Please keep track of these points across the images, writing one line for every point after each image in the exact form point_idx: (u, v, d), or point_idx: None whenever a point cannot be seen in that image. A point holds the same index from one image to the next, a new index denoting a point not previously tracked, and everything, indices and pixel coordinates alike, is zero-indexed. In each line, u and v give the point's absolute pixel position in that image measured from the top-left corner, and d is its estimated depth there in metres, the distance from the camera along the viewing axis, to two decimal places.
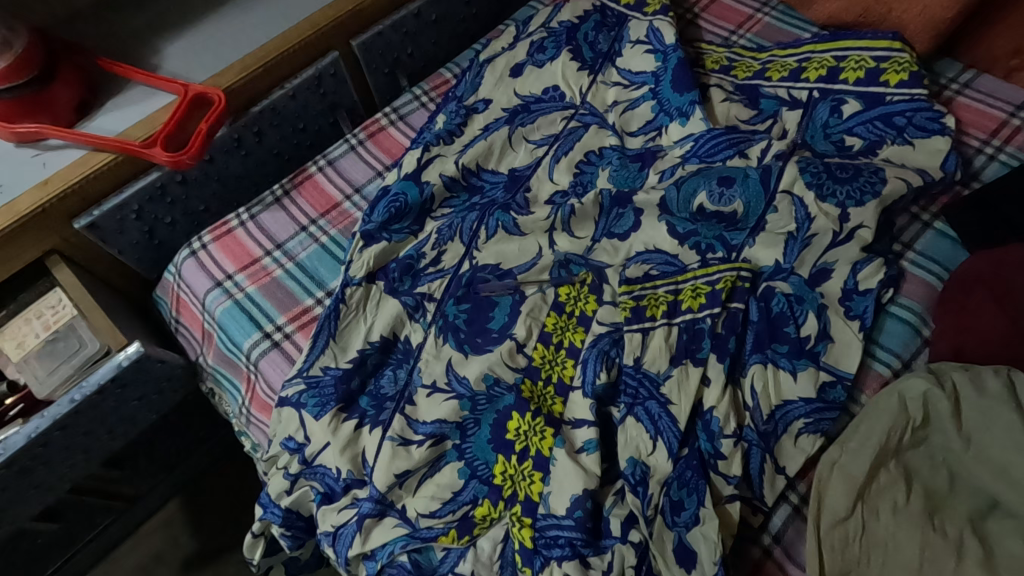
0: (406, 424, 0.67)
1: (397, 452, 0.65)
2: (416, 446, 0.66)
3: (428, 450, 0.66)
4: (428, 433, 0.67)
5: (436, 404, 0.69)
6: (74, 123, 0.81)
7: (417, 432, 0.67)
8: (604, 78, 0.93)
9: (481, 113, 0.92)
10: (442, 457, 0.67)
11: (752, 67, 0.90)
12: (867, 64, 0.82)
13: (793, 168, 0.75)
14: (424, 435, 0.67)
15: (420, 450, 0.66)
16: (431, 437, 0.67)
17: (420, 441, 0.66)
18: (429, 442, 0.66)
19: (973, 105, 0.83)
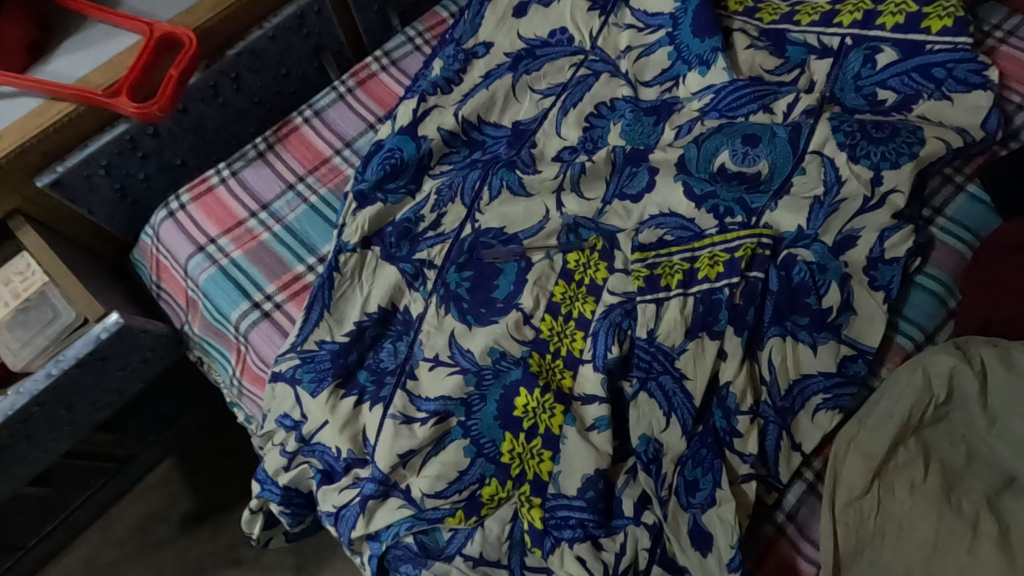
0: (409, 401, 0.64)
1: (400, 431, 0.62)
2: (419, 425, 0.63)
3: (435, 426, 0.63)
4: (432, 412, 0.64)
5: (439, 380, 0.66)
6: (27, 68, 0.72)
7: (420, 410, 0.64)
8: (617, 19, 0.85)
9: (481, 58, 0.85)
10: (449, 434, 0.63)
11: (779, 8, 0.82)
12: (908, 8, 0.75)
13: (825, 127, 0.68)
14: (427, 413, 0.64)
15: (426, 428, 0.63)
16: (434, 416, 0.63)
17: (423, 420, 0.63)
18: (432, 420, 0.63)
19: (1017, 56, 0.77)
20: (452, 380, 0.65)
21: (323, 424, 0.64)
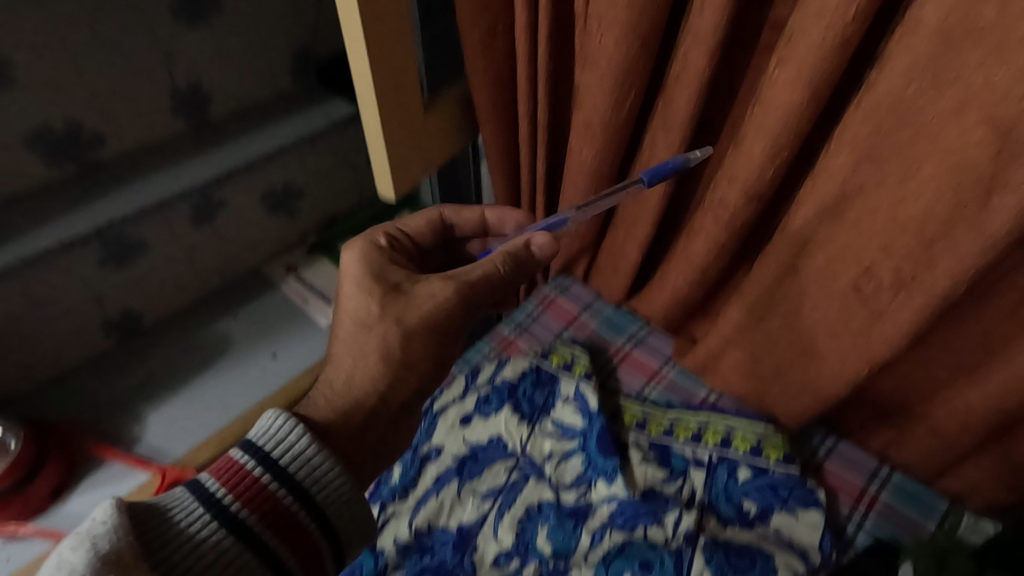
0: (451, 288, 0.71)
1: (514, 252, 0.75)
2: (540, 258, 0.78)
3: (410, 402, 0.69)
4: (545, 243, 0.77)
5: (446, 321, 0.71)
6: (50, 505, 0.94)
7: (442, 315, 0.71)
8: (541, 428, 1.07)
9: (433, 462, 1.03)
10: (327, 539, 0.55)
11: (662, 423, 1.06)
12: (751, 440, 1.01)
13: (700, 557, 0.89)
14: (536, 250, 0.77)
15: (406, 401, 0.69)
16: (549, 244, 0.77)
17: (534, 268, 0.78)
18: (485, 264, 0.73)
19: (839, 471, 1.00)
20: (545, 238, 0.78)
21: (273, 410, 0.58)
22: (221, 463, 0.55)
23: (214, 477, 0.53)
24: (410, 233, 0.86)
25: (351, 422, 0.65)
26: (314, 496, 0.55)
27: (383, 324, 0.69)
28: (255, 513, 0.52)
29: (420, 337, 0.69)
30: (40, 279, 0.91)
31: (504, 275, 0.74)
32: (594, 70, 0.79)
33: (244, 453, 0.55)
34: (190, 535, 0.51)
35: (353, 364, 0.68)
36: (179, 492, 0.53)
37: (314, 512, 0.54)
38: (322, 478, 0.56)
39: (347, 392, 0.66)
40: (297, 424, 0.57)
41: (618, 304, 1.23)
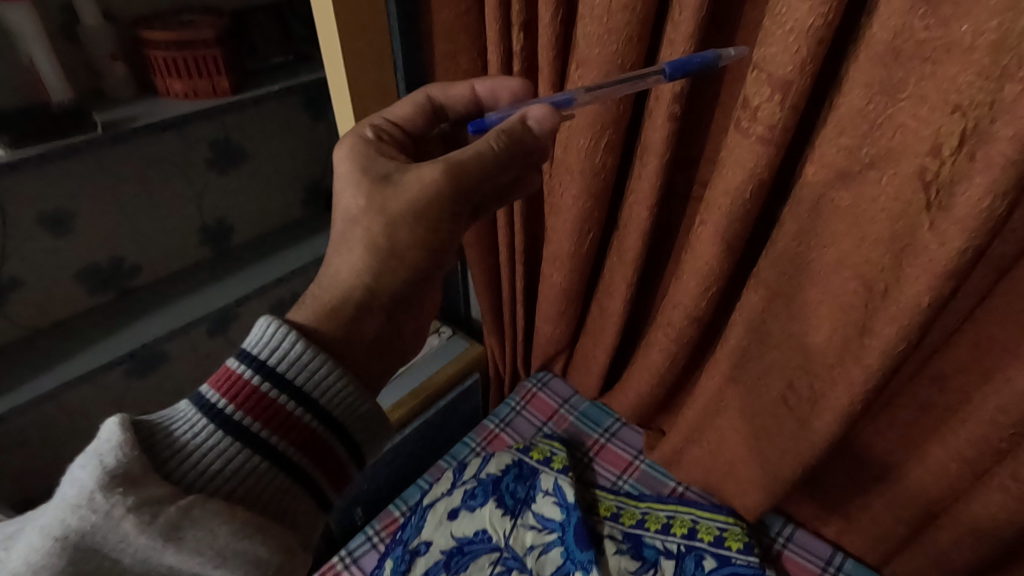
0: (444, 170, 0.60)
1: (511, 133, 0.62)
2: (538, 140, 0.64)
3: (383, 331, 0.60)
4: (545, 118, 0.63)
5: (442, 232, 0.62)
6: None
7: (438, 190, 0.60)
8: (522, 520, 1.12)
9: (422, 556, 1.09)
10: (338, 437, 0.54)
11: (634, 513, 1.13)
12: (714, 530, 1.07)
13: None
14: (535, 126, 0.63)
15: (380, 325, 0.59)
16: (549, 120, 0.63)
17: (530, 152, 0.64)
18: (477, 143, 0.62)
19: (796, 558, 1.07)
20: (546, 111, 0.64)
21: (265, 316, 0.52)
22: (219, 373, 0.51)
23: (213, 388, 0.50)
24: (402, 124, 0.75)
25: (338, 329, 0.56)
26: (321, 403, 0.52)
27: (369, 215, 0.60)
28: (260, 421, 0.49)
29: (419, 224, 0.60)
30: (86, 391, 1.07)
31: (498, 153, 0.62)
32: (559, 216, 0.95)
33: (242, 363, 0.51)
34: (199, 446, 0.48)
35: (352, 258, 0.60)
36: (183, 405, 0.50)
37: (322, 417, 0.52)
38: (329, 388, 0.52)
39: (336, 294, 0.58)
40: (293, 334, 0.52)
41: (593, 400, 1.33)
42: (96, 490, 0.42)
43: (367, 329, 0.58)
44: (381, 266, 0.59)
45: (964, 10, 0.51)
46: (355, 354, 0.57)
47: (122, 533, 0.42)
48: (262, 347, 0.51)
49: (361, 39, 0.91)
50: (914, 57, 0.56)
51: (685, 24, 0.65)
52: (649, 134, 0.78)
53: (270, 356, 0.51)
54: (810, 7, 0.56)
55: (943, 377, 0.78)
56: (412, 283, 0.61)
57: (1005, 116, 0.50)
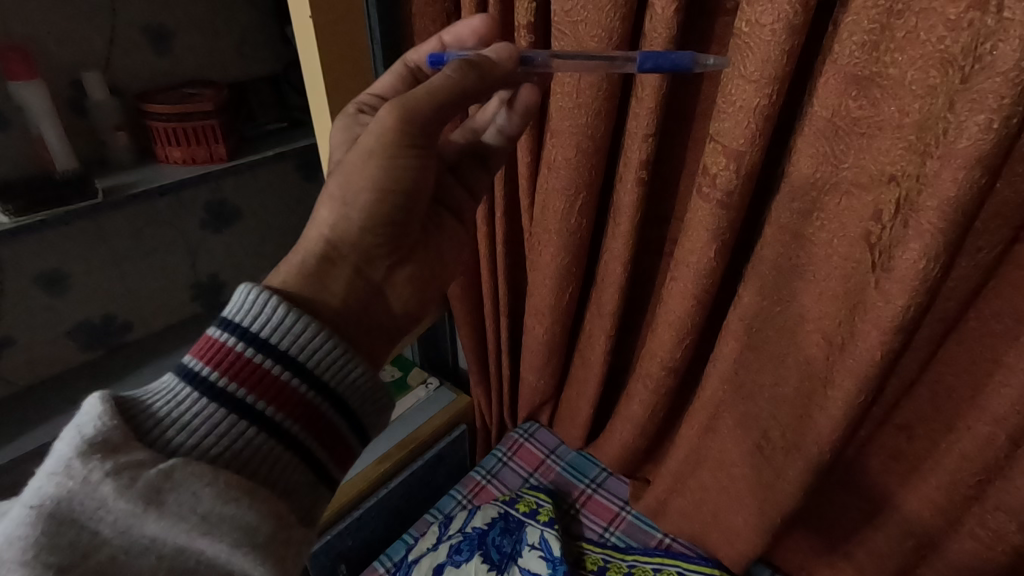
0: (394, 113, 0.59)
1: (465, 65, 0.61)
2: (496, 66, 0.63)
3: (356, 281, 0.58)
4: (503, 50, 0.64)
5: (403, 167, 0.60)
6: None
7: (391, 130, 0.59)
8: None
9: None
10: (335, 407, 0.49)
11: (622, 567, 1.08)
12: None
13: None
14: (491, 55, 0.64)
15: (349, 276, 0.58)
16: (506, 49, 0.64)
17: (488, 77, 0.62)
18: (432, 80, 0.60)
19: None
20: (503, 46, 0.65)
21: (246, 285, 0.49)
22: (201, 343, 0.47)
23: (195, 356, 0.46)
24: (385, 97, 0.75)
25: (306, 282, 0.55)
26: (311, 368, 0.48)
27: (346, 170, 0.60)
28: (247, 387, 0.45)
29: (377, 164, 0.59)
30: None
31: (453, 81, 0.60)
32: (539, 271, 0.99)
33: (223, 331, 0.47)
34: (181, 417, 0.44)
35: (322, 211, 0.60)
36: (166, 378, 0.46)
37: (313, 381, 0.48)
38: (317, 350, 0.48)
39: (307, 250, 0.58)
40: (273, 298, 0.48)
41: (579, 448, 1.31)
42: (74, 457, 0.39)
43: (337, 281, 0.57)
44: (345, 211, 0.59)
45: (891, 93, 0.57)
46: (328, 304, 0.55)
47: (100, 498, 0.38)
48: (238, 306, 0.48)
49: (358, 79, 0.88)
50: (851, 132, 0.61)
51: (647, 99, 0.72)
52: (620, 197, 0.83)
53: (250, 317, 0.47)
54: (755, 88, 0.62)
55: (911, 426, 0.80)
56: (388, 234, 0.61)
57: (930, 187, 0.55)
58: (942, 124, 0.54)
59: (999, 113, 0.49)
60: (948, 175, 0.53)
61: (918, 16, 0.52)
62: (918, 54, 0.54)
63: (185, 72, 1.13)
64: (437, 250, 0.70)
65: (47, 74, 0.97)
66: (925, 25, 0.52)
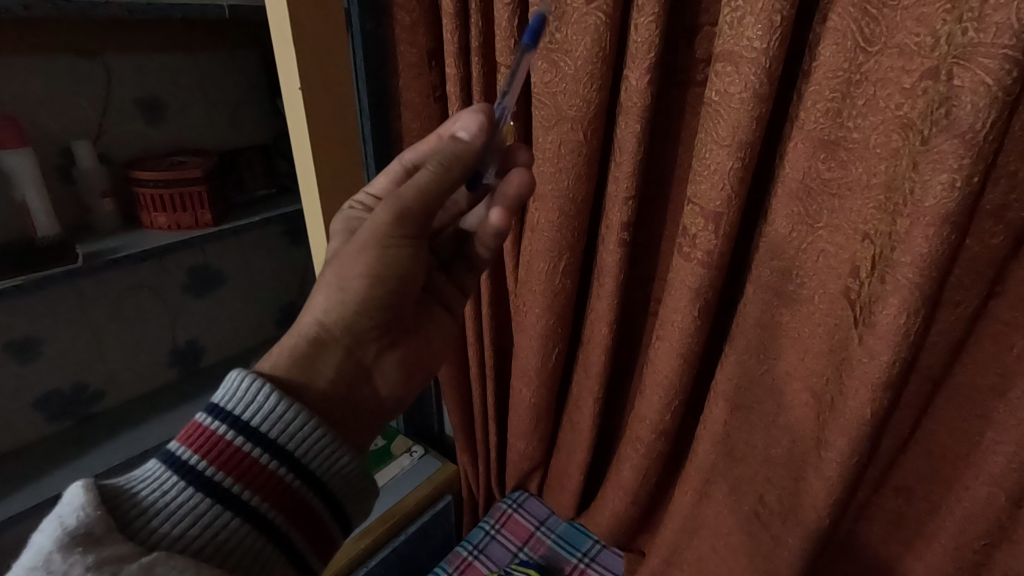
0: (387, 211, 0.59)
1: (445, 155, 0.60)
2: (472, 147, 0.61)
3: (346, 365, 0.60)
4: (476, 129, 0.61)
5: (396, 258, 0.60)
6: None
7: (384, 227, 0.59)
8: None
9: None
10: (321, 497, 0.52)
11: None
12: None
13: None
14: (464, 134, 0.61)
15: (340, 359, 0.60)
16: (479, 126, 0.61)
17: (471, 166, 0.61)
18: (418, 176, 0.60)
19: None
20: (475, 118, 0.62)
21: (237, 371, 0.52)
22: (189, 430, 0.50)
23: (182, 444, 0.48)
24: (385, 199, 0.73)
25: (297, 368, 0.57)
26: (298, 456, 0.50)
27: (343, 263, 0.60)
28: (235, 477, 0.48)
29: (369, 256, 0.59)
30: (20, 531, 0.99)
31: (441, 175, 0.60)
32: (524, 333, 0.98)
33: (214, 418, 0.50)
34: (165, 507, 0.46)
35: (317, 296, 0.61)
36: (149, 465, 0.48)
37: (299, 470, 0.50)
38: (305, 439, 0.51)
39: (296, 336, 0.59)
40: (265, 385, 0.51)
41: (571, 519, 1.23)
42: (55, 550, 0.38)
43: (326, 365, 0.59)
44: (340, 299, 0.60)
45: (857, 156, 0.60)
46: (316, 384, 0.57)
47: None
48: (228, 396, 0.50)
49: (341, 174, 0.91)
50: (822, 193, 0.64)
51: (626, 164, 0.74)
52: (603, 257, 0.84)
53: (241, 407, 0.50)
54: (728, 152, 0.64)
55: (909, 489, 0.78)
56: (380, 320, 0.63)
57: (901, 244, 0.56)
58: (907, 184, 0.55)
59: (961, 172, 0.51)
60: (919, 232, 0.54)
61: (875, 85, 0.56)
62: (880, 119, 0.57)
63: (176, 140, 1.16)
64: (427, 335, 0.72)
65: (38, 144, 0.99)
66: (883, 93, 0.56)
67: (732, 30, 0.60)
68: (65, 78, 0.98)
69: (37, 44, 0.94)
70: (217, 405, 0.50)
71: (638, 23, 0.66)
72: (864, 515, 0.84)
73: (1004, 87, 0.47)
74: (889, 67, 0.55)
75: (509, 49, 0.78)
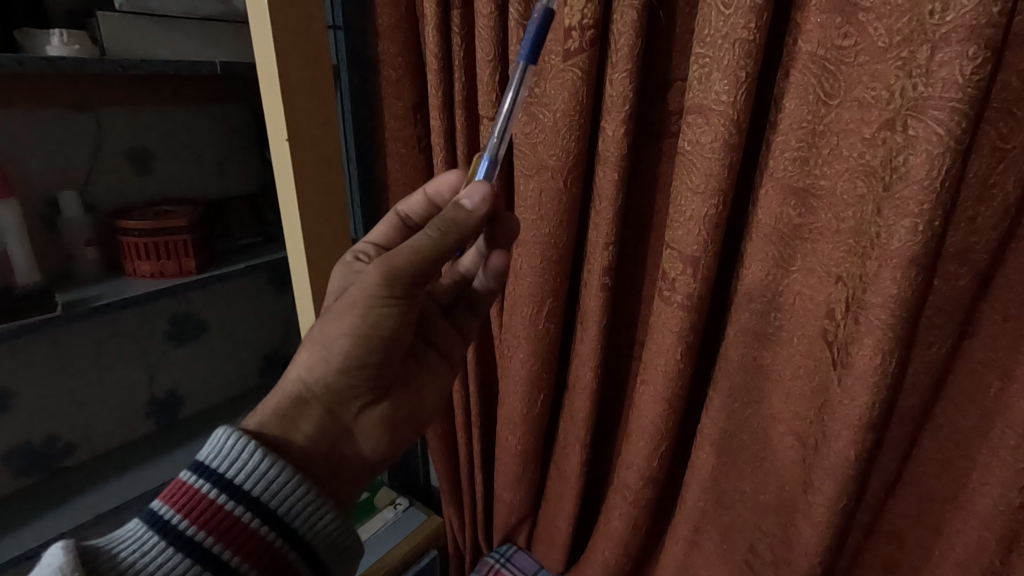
0: (378, 271, 0.59)
1: (446, 222, 0.60)
2: (473, 217, 0.60)
3: (326, 423, 0.60)
4: (480, 200, 0.61)
5: (384, 318, 0.60)
6: None
7: (372, 286, 0.59)
8: None
9: None
10: (303, 556, 0.51)
11: None
12: None
13: None
14: (467, 204, 0.61)
15: (320, 417, 0.60)
16: (483, 198, 0.60)
17: (469, 234, 0.61)
18: (417, 239, 0.59)
19: None
20: (480, 189, 0.61)
21: (224, 428, 0.52)
22: (173, 488, 0.49)
23: (165, 503, 0.48)
24: (384, 246, 0.75)
25: (277, 424, 0.57)
26: (280, 514, 0.50)
27: (331, 320, 0.60)
28: (216, 536, 0.47)
29: (356, 315, 0.59)
30: None
31: (436, 240, 0.59)
32: (509, 378, 0.97)
33: (197, 476, 0.49)
34: (145, 569, 0.45)
35: (302, 353, 0.61)
36: (131, 524, 0.48)
37: (281, 528, 0.50)
38: (288, 496, 0.50)
39: (279, 394, 0.59)
40: (250, 442, 0.50)
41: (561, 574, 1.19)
42: None
43: (308, 421, 0.59)
44: (325, 356, 0.60)
45: (826, 203, 0.62)
46: (295, 441, 0.57)
47: None
48: (212, 455, 0.50)
49: (329, 223, 0.92)
50: (795, 238, 0.65)
51: (605, 211, 0.76)
52: (585, 302, 0.85)
53: (225, 466, 0.49)
54: (702, 200, 0.67)
55: (900, 534, 0.76)
56: (364, 378, 0.62)
57: (871, 286, 0.58)
58: (874, 228, 0.57)
59: (922, 217, 0.53)
60: (887, 274, 0.56)
61: (839, 136, 0.59)
62: (846, 167, 0.60)
63: (163, 190, 1.17)
64: (414, 388, 0.72)
65: (26, 195, 1.00)
66: (846, 143, 0.59)
67: (701, 85, 0.63)
68: (56, 131, 1.00)
69: (30, 97, 0.97)
70: (201, 465, 0.50)
71: (613, 78, 0.69)
72: (857, 563, 0.82)
73: (955, 138, 0.49)
74: (850, 119, 0.58)
75: (491, 103, 0.81)
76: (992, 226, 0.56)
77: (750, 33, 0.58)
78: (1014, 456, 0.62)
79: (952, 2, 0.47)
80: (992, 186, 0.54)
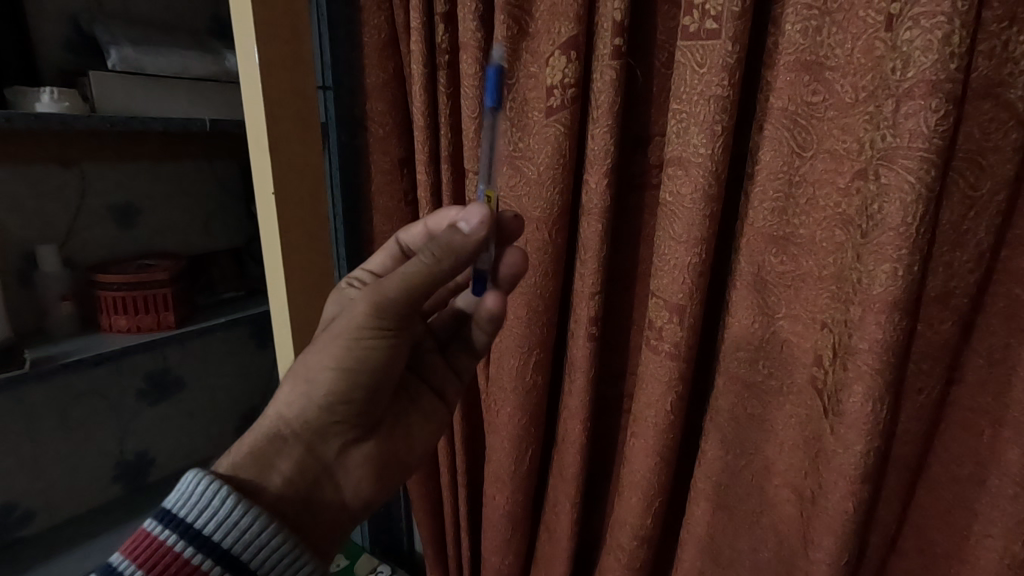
0: (367, 302, 0.55)
1: (439, 246, 0.55)
2: (469, 242, 0.56)
3: (306, 462, 0.57)
4: (478, 223, 0.57)
5: (369, 351, 0.56)
6: None
7: (361, 318, 0.55)
8: None
9: None
10: None
11: None
12: None
13: None
14: (465, 228, 0.57)
15: (300, 456, 0.57)
16: (481, 222, 0.56)
17: (466, 259, 0.56)
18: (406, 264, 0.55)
19: None
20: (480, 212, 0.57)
21: (194, 471, 0.48)
22: (136, 538, 0.46)
23: (125, 556, 0.45)
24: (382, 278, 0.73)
25: (253, 466, 0.54)
26: (253, 568, 0.47)
27: (311, 358, 0.57)
28: None
29: (338, 348, 0.56)
30: None
31: (427, 267, 0.55)
32: (496, 434, 0.95)
33: (163, 525, 0.46)
34: None
35: (285, 387, 0.59)
36: None
37: None
38: (263, 548, 0.47)
39: (256, 436, 0.56)
40: (223, 488, 0.47)
41: None
42: None
43: (285, 461, 0.56)
44: (307, 392, 0.57)
45: (806, 251, 0.63)
46: (269, 485, 0.54)
47: None
48: (179, 504, 0.47)
49: (314, 275, 0.91)
50: (778, 285, 0.66)
51: (591, 261, 0.76)
52: (573, 353, 0.84)
53: (193, 517, 0.46)
54: (685, 248, 0.67)
55: None
56: (347, 414, 0.60)
57: (857, 330, 0.58)
58: (855, 274, 0.58)
59: (901, 262, 0.53)
60: (872, 319, 0.56)
61: (813, 186, 0.61)
62: (822, 218, 0.61)
63: (145, 244, 1.16)
64: (407, 427, 0.69)
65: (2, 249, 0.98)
66: (822, 193, 0.61)
67: (680, 138, 0.65)
68: (40, 186, 1.00)
69: (14, 152, 0.97)
70: (164, 518, 0.46)
71: (594, 133, 0.71)
72: None
73: (926, 185, 0.51)
74: (823, 169, 0.60)
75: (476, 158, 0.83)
76: (968, 271, 0.57)
77: (723, 90, 0.60)
78: (1014, 505, 0.60)
79: (912, 60, 0.50)
80: (966, 233, 0.56)
